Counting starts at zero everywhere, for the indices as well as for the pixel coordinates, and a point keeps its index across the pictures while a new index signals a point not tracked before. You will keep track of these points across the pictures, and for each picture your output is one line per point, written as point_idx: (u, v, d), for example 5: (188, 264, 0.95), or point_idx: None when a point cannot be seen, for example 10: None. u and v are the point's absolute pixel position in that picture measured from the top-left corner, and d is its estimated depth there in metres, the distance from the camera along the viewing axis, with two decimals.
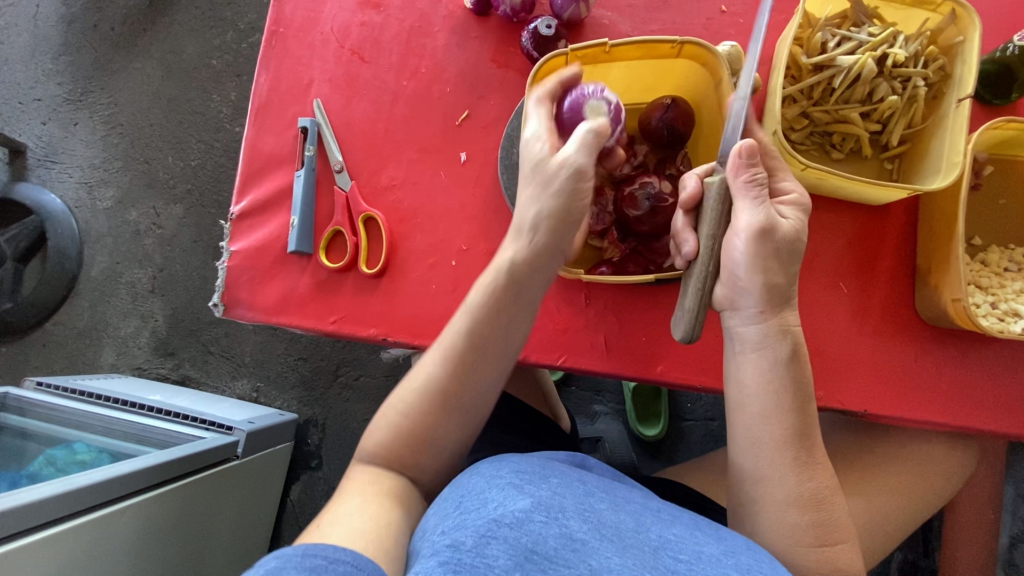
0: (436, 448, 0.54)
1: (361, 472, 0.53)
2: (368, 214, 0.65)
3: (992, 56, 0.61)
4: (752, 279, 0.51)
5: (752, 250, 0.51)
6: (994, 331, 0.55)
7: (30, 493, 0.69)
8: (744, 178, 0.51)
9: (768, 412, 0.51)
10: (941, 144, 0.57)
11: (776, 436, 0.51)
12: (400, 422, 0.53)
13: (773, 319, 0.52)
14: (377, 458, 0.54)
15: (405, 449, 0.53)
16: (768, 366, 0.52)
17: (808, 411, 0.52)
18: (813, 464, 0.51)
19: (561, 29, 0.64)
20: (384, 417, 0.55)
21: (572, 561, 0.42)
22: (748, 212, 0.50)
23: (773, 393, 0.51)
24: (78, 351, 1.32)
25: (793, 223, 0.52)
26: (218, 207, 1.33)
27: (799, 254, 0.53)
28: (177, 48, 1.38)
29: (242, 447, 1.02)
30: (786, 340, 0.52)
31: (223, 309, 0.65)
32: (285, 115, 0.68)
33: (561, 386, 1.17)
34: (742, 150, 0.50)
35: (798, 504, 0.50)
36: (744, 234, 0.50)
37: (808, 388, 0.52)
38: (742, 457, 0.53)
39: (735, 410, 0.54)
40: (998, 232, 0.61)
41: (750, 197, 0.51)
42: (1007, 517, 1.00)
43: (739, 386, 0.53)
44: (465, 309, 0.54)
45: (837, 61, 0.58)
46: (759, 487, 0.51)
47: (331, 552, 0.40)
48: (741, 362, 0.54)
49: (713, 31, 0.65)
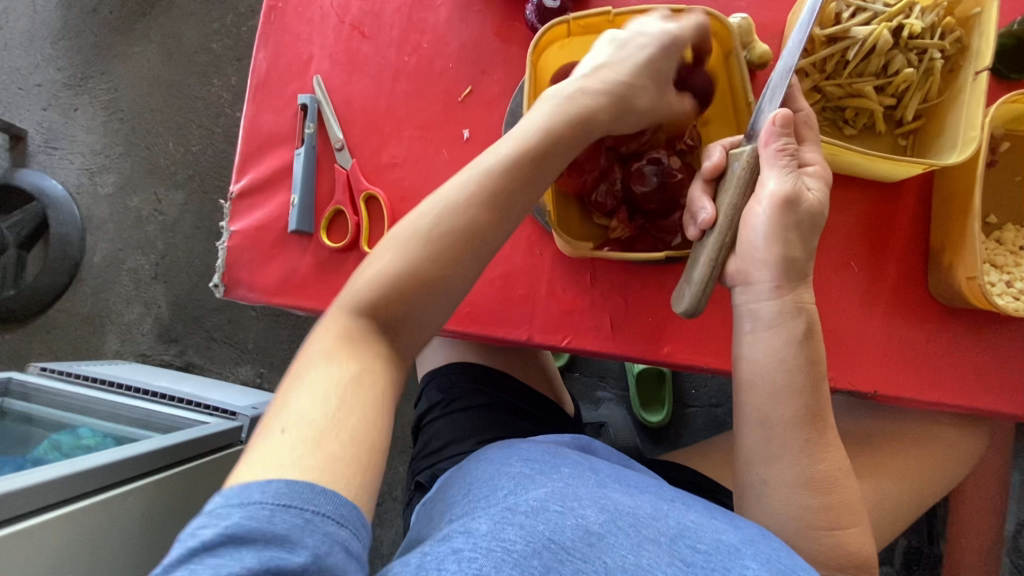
0: (409, 330, 0.46)
1: (338, 321, 0.45)
2: (369, 192, 0.63)
3: (1009, 29, 0.59)
4: (770, 251, 0.50)
5: (771, 223, 0.50)
6: (1009, 310, 0.54)
7: (33, 476, 0.69)
8: (776, 146, 0.49)
9: (780, 392, 0.51)
10: (957, 118, 0.55)
11: (788, 415, 0.50)
12: (387, 278, 0.45)
13: (787, 296, 0.51)
14: (354, 311, 0.45)
15: (382, 317, 0.45)
16: (780, 344, 0.51)
17: (821, 390, 0.51)
18: (824, 446, 0.50)
19: (567, 1, 0.62)
20: (370, 267, 0.47)
21: (588, 555, 0.40)
22: (773, 181, 0.49)
23: (785, 371, 0.50)
24: (82, 338, 1.32)
25: (818, 197, 0.51)
26: (219, 193, 1.32)
27: (818, 228, 0.52)
28: (176, 32, 1.36)
29: (246, 432, 1.03)
30: (800, 318, 0.51)
31: (223, 289, 0.65)
32: (285, 92, 0.67)
33: (565, 372, 1.16)
34: (778, 117, 0.48)
35: (809, 486, 0.49)
36: (767, 203, 0.49)
37: (821, 367, 0.51)
38: (751, 437, 0.52)
39: (745, 389, 0.53)
40: (1015, 209, 0.60)
41: (777, 166, 0.49)
42: (1013, 504, 0.99)
43: (749, 364, 0.52)
44: (484, 161, 0.48)
45: (851, 32, 0.56)
46: (769, 467, 0.51)
47: (308, 500, 0.35)
48: (753, 339, 0.52)
49: (723, 3, 0.63)
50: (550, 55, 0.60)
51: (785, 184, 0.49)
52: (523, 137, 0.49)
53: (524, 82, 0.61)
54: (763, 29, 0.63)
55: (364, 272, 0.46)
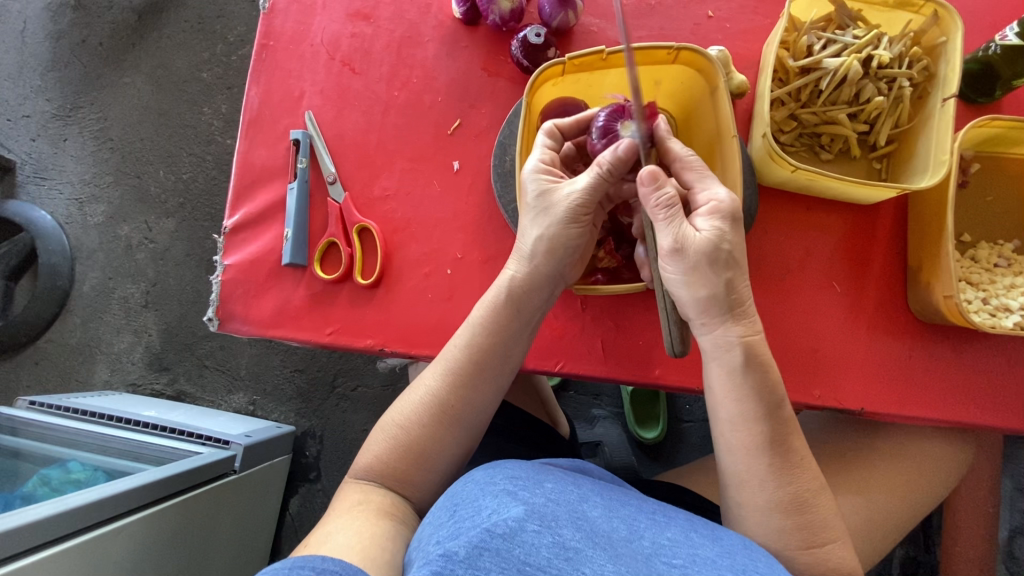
0: (432, 462, 0.56)
1: (353, 490, 0.55)
2: (361, 224, 0.65)
3: (975, 56, 0.61)
4: (688, 298, 0.52)
5: (677, 270, 0.51)
6: (986, 326, 0.55)
7: (24, 515, 0.67)
8: (655, 202, 0.51)
9: (736, 420, 0.52)
10: (928, 144, 0.57)
11: (748, 442, 0.51)
12: (401, 436, 0.56)
13: (721, 329, 0.52)
14: (372, 473, 0.56)
15: (403, 462, 0.55)
16: (726, 375, 0.52)
17: (779, 417, 0.51)
18: (791, 469, 0.51)
19: (551, 37, 0.64)
20: (383, 430, 0.57)
21: (565, 570, 0.40)
22: (662, 238, 0.51)
23: (737, 400, 0.52)
24: (70, 369, 1.31)
25: (710, 233, 0.50)
26: (210, 220, 1.32)
27: (730, 260, 0.51)
28: (166, 62, 1.38)
29: (239, 461, 1.01)
30: (735, 350, 0.52)
31: (217, 323, 0.65)
32: (277, 127, 0.68)
33: (559, 391, 1.17)
34: (645, 177, 0.50)
35: (778, 508, 0.50)
36: (664, 259, 0.51)
37: (775, 393, 0.52)
38: (720, 462, 0.54)
39: (713, 419, 0.55)
40: (986, 228, 0.62)
41: (664, 220, 0.51)
42: (1006, 510, 0.99)
43: (711, 394, 0.54)
44: (465, 328, 0.58)
45: (823, 64, 0.59)
46: (742, 493, 0.52)
47: (317, 562, 0.42)
48: (708, 371, 0.54)
49: (700, 36, 0.66)
50: (542, 92, 0.62)
51: (671, 236, 0.50)
52: (489, 301, 0.58)
53: (513, 114, 0.63)
54: (739, 59, 0.65)
55: (404, 400, 0.58)
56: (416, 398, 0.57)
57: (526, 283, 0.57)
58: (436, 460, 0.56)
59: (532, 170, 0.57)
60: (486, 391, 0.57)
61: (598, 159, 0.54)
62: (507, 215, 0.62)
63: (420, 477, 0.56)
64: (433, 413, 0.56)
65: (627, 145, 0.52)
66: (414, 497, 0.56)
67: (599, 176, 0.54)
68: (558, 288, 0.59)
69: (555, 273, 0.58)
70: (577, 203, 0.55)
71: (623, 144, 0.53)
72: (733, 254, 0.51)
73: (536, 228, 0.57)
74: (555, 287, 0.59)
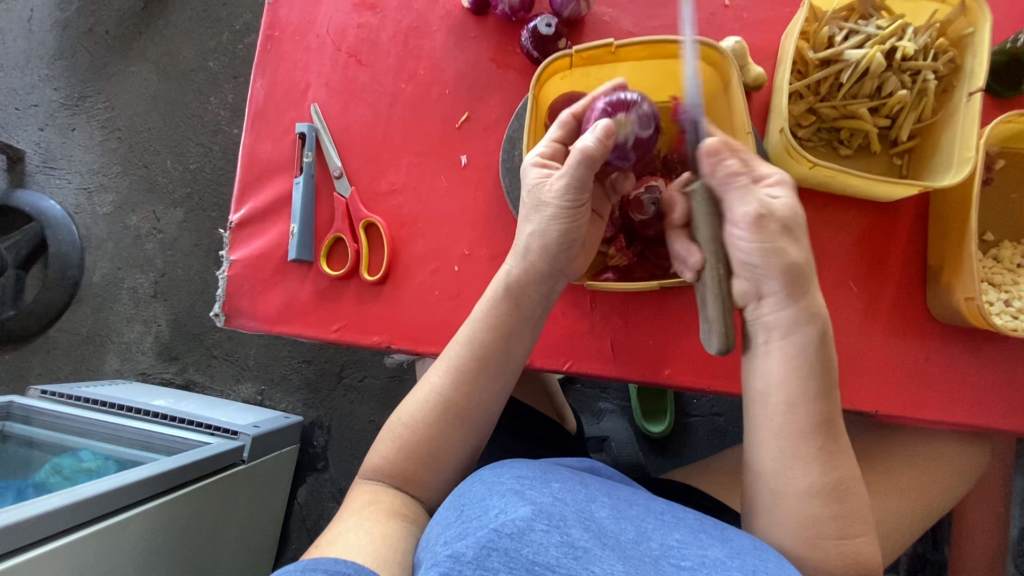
0: (440, 462, 0.55)
1: (363, 488, 0.55)
2: (367, 220, 0.64)
3: (1003, 47, 0.59)
4: (761, 271, 0.48)
5: (749, 243, 0.48)
6: (1008, 329, 0.54)
7: (38, 505, 0.68)
8: (721, 174, 0.48)
9: (794, 402, 0.50)
10: (952, 139, 0.55)
11: (803, 424, 0.49)
12: (406, 434, 0.56)
13: (801, 303, 0.49)
14: (382, 472, 0.56)
15: (411, 462, 0.55)
16: (796, 353, 0.49)
17: (833, 398, 0.50)
18: (837, 453, 0.50)
19: (562, 27, 0.63)
20: (390, 429, 0.57)
21: (574, 569, 0.39)
22: (737, 206, 0.48)
23: (800, 379, 0.49)
24: (81, 358, 1.32)
25: (788, 199, 0.48)
26: (217, 210, 1.32)
27: (802, 228, 0.49)
28: (172, 50, 1.37)
29: (247, 451, 1.02)
30: (814, 324, 0.49)
31: (224, 319, 0.65)
32: (282, 120, 0.67)
33: (566, 384, 1.16)
34: (710, 148, 0.47)
35: (820, 495, 0.49)
36: (740, 229, 0.47)
37: (834, 373, 0.50)
38: (762, 447, 0.52)
39: (759, 404, 0.52)
40: (1011, 226, 0.60)
41: (734, 189, 0.48)
42: (1018, 509, 0.98)
43: (767, 376, 0.51)
44: (469, 324, 0.57)
45: (844, 56, 0.57)
46: (777, 481, 0.50)
47: (328, 563, 0.41)
48: (767, 352, 0.51)
49: (716, 26, 0.64)
50: (551, 85, 0.61)
51: (750, 205, 0.47)
52: (490, 297, 0.57)
53: (523, 107, 0.62)
54: (757, 51, 0.63)
55: (410, 399, 0.58)
56: (420, 395, 0.57)
57: (524, 279, 0.56)
58: (442, 460, 0.56)
59: (530, 163, 0.56)
60: (489, 387, 0.56)
61: (577, 145, 0.51)
62: (515, 210, 0.61)
63: (426, 476, 0.55)
64: (437, 410, 0.55)
65: (604, 129, 0.50)
66: (423, 496, 0.55)
67: (576, 168, 0.51)
68: (559, 285, 0.58)
69: (552, 270, 0.56)
70: (561, 195, 0.53)
71: (603, 128, 0.50)
72: (802, 223, 0.49)
73: (529, 223, 0.56)
74: (555, 283, 0.57)
